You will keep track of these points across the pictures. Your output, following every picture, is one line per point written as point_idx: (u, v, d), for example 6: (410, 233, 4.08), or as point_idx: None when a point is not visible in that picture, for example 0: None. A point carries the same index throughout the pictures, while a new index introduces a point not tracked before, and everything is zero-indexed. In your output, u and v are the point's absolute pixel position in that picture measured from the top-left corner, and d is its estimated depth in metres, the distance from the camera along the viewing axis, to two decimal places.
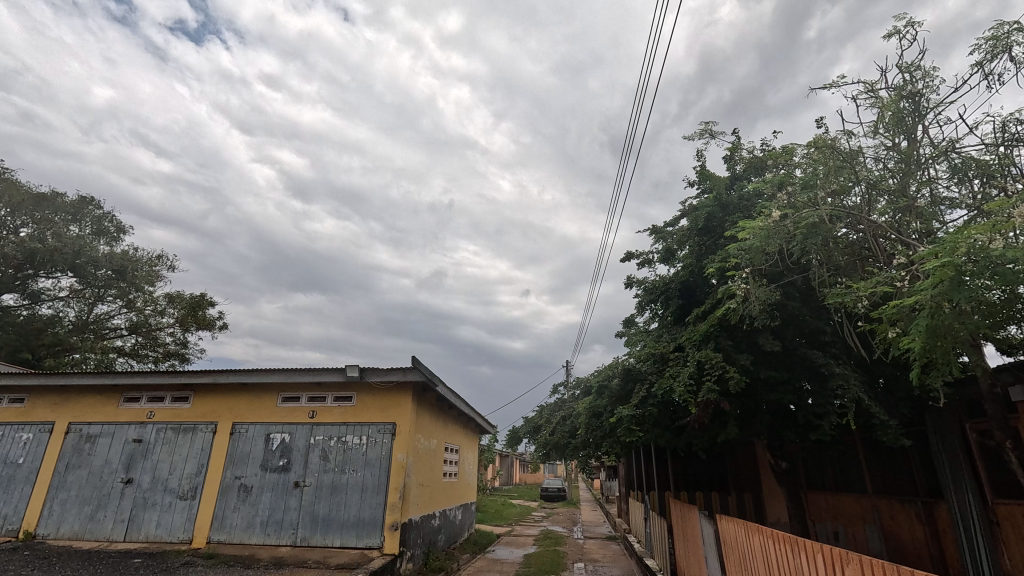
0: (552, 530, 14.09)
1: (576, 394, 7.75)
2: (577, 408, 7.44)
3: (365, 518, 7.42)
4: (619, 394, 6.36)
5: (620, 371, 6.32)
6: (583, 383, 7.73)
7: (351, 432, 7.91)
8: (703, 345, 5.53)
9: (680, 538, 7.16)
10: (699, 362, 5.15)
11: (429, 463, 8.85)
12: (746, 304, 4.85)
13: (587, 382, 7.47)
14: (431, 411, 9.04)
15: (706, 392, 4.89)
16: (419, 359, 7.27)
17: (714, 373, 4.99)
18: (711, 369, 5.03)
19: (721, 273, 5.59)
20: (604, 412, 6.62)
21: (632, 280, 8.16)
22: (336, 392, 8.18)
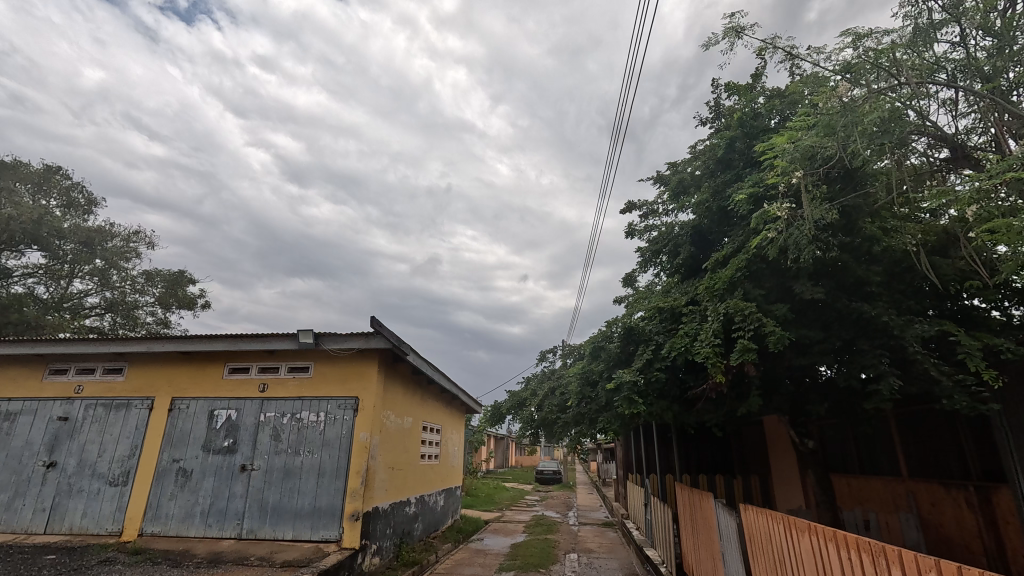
0: (545, 517, 13.11)
1: (569, 363, 6.65)
2: (568, 377, 6.34)
3: (321, 507, 6.37)
4: (619, 360, 5.25)
5: (620, 330, 5.20)
6: (576, 350, 6.60)
7: (307, 407, 6.83)
8: (725, 295, 4.41)
9: (689, 528, 6.12)
10: (726, 314, 4.04)
11: (401, 443, 7.79)
12: (794, 230, 3.79)
13: (580, 348, 6.37)
14: (404, 384, 7.97)
15: (740, 353, 3.76)
16: (381, 322, 6.13)
17: (744, 326, 3.87)
18: (742, 322, 3.90)
19: (749, 203, 4.46)
20: (600, 381, 5.52)
21: (632, 232, 7.04)
22: (291, 362, 7.09)
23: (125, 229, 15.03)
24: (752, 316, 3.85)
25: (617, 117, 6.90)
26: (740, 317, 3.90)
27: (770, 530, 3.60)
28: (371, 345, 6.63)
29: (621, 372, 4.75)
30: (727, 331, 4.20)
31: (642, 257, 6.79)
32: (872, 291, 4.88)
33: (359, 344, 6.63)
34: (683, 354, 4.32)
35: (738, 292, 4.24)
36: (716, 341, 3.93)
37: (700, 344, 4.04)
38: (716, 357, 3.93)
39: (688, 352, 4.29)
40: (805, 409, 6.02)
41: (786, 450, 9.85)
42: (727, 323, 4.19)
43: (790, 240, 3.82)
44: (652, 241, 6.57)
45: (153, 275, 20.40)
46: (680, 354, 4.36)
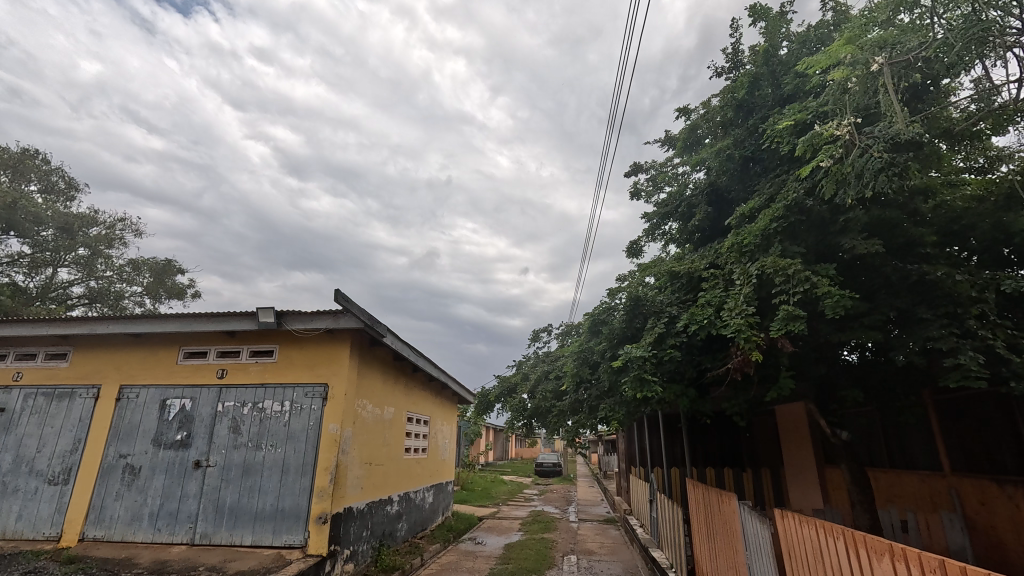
0: (542, 513, 12.37)
1: (563, 345, 5.86)
2: (565, 362, 5.53)
3: (285, 508, 5.60)
4: (624, 336, 4.45)
5: (626, 300, 4.39)
6: (572, 330, 5.76)
7: (270, 395, 6.04)
8: (758, 254, 3.61)
9: (704, 532, 5.33)
10: (762, 275, 3.26)
11: (380, 436, 7.03)
12: (856, 159, 3.35)
13: (578, 325, 5.57)
14: (383, 371, 7.17)
15: (784, 322, 2.97)
16: (347, 299, 5.30)
17: (787, 287, 3.09)
18: (784, 282, 3.12)
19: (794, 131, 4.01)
20: (602, 362, 4.71)
21: (637, 193, 6.31)
22: (253, 345, 6.28)
23: (103, 214, 14.18)
24: (799, 274, 3.05)
25: (619, 64, 6.01)
26: (780, 275, 3.12)
27: (838, 551, 2.62)
28: (341, 325, 5.82)
29: (629, 350, 3.95)
30: (763, 295, 3.42)
31: (648, 224, 5.96)
32: (929, 252, 4.07)
33: (326, 325, 5.80)
34: (706, 325, 3.53)
35: (775, 248, 3.45)
36: (752, 308, 3.14)
37: (731, 311, 3.26)
38: (753, 327, 3.15)
39: (712, 323, 3.51)
40: (839, 394, 5.21)
41: (803, 442, 9.08)
42: (764, 286, 3.39)
43: (859, 163, 3.31)
44: (662, 204, 5.74)
45: (139, 263, 19.51)
46: (701, 327, 3.56)
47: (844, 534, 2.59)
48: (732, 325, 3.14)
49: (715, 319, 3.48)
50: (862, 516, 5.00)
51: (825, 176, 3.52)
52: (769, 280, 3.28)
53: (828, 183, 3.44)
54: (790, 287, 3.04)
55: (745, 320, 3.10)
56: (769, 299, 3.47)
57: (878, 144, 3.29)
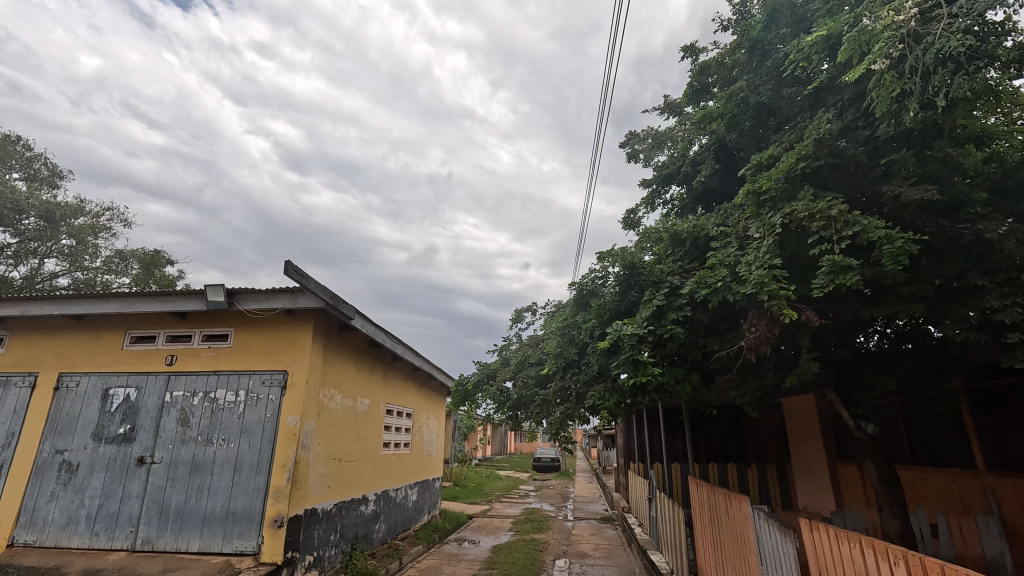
0: (536, 511, 11.73)
1: (550, 326, 5.20)
2: (551, 345, 4.87)
3: (236, 510, 4.98)
4: (617, 311, 3.79)
5: (619, 269, 3.74)
6: (559, 309, 5.09)
7: (223, 384, 5.40)
8: (779, 204, 2.97)
9: (709, 538, 4.69)
10: (793, 223, 2.66)
11: (351, 429, 6.40)
12: (929, 51, 2.68)
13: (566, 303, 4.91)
14: (355, 359, 6.54)
15: (831, 275, 2.38)
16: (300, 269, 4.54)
17: (827, 232, 2.51)
18: (822, 227, 2.53)
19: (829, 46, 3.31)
20: (591, 343, 4.05)
21: (636, 153, 5.64)
22: (207, 328, 5.64)
23: (83, 201, 13.50)
24: (844, 215, 2.46)
25: (613, 11, 5.33)
26: (819, 221, 2.52)
27: None
28: (300, 306, 5.17)
29: (622, 325, 3.30)
30: (793, 248, 2.78)
31: (647, 190, 5.28)
32: (981, 210, 3.41)
33: (283, 305, 5.14)
34: (718, 290, 2.89)
35: (803, 192, 2.82)
36: (780, 260, 2.53)
37: (754, 267, 2.63)
38: (782, 284, 2.55)
39: (725, 287, 2.87)
40: (864, 383, 4.55)
41: (814, 435, 8.45)
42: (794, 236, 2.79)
43: (927, 57, 2.64)
44: (665, 167, 5.07)
45: (127, 254, 18.83)
46: (712, 293, 2.93)
47: (908, 560, 1.90)
48: (754, 280, 2.53)
49: (730, 282, 2.84)
50: (890, 522, 4.35)
51: (878, 85, 2.85)
52: (802, 229, 2.68)
53: (889, 86, 2.72)
54: (831, 232, 2.45)
55: (776, 275, 2.49)
56: (795, 257, 2.85)
57: (958, 23, 2.62)
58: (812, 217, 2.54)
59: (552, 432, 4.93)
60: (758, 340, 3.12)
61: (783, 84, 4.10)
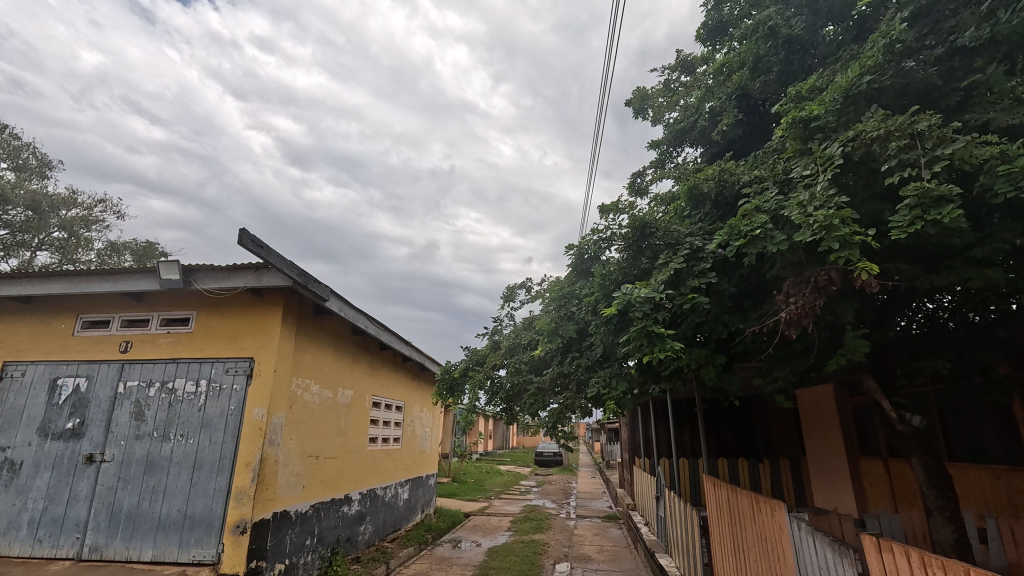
0: (537, 509, 11.18)
1: (546, 305, 4.59)
2: (545, 329, 4.27)
3: (194, 515, 4.42)
4: (623, 279, 3.21)
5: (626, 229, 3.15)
6: (555, 285, 4.49)
7: (182, 373, 4.84)
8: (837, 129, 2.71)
9: (729, 546, 4.12)
10: (863, 145, 2.46)
11: (331, 423, 5.84)
12: None
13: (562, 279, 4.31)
14: (334, 347, 5.96)
15: (918, 210, 2.25)
16: (255, 238, 3.82)
17: (912, 153, 2.33)
18: (904, 147, 2.35)
19: None
20: (593, 321, 3.48)
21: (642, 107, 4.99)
22: (166, 311, 5.06)
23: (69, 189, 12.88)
24: (935, 132, 2.31)
25: None
26: (901, 139, 2.35)
27: None
28: (266, 285, 4.59)
29: (632, 289, 2.75)
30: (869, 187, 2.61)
31: (656, 152, 4.61)
32: None
33: (246, 284, 4.56)
34: (760, 244, 2.46)
35: (868, 112, 2.56)
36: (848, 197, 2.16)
37: (812, 207, 2.26)
38: (852, 226, 2.14)
39: (766, 240, 2.44)
40: (909, 369, 3.91)
41: (835, 429, 7.83)
42: (854, 170, 2.63)
43: None
44: (678, 122, 4.51)
45: (118, 245, 18.22)
46: (751, 245, 2.50)
47: None
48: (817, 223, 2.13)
49: (771, 230, 2.44)
50: (942, 529, 3.74)
51: None
52: (874, 155, 2.48)
53: None
54: (923, 151, 2.27)
55: (844, 212, 2.14)
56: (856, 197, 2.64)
57: None
58: (889, 137, 2.38)
59: (552, 431, 4.35)
60: (805, 312, 2.58)
61: (819, 19, 3.47)
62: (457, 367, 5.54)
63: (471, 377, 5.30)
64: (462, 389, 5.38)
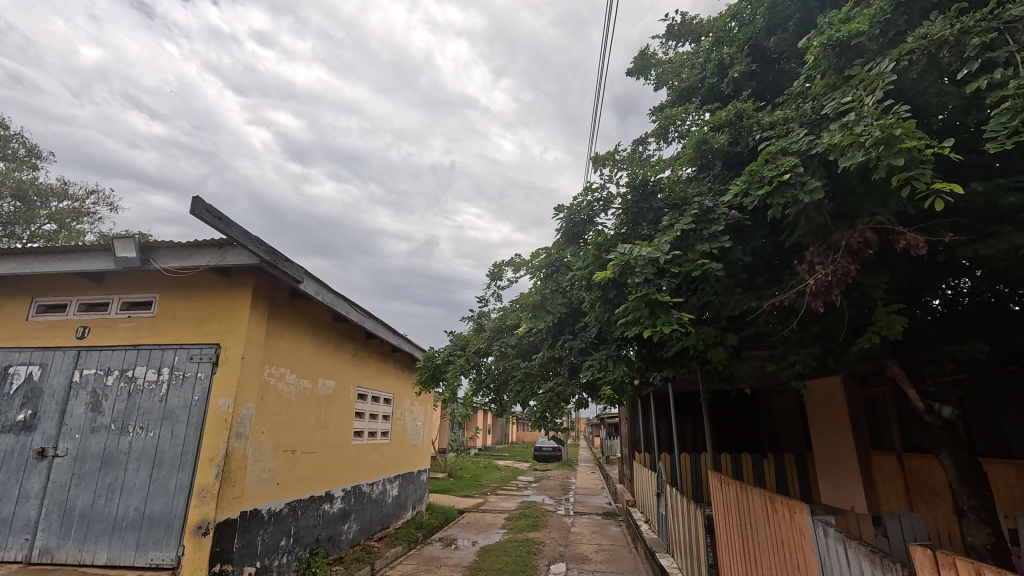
0: (534, 505, 10.82)
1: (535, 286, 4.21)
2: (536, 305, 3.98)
3: (153, 514, 4.05)
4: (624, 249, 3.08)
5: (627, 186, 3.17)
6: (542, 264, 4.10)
7: (143, 360, 4.45)
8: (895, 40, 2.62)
9: (737, 549, 3.74)
10: (928, 53, 2.39)
11: (309, 416, 5.47)
12: None
13: (554, 256, 3.99)
14: (313, 334, 5.58)
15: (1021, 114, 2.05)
16: (209, 207, 3.42)
17: (1001, 50, 2.22)
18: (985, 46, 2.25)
19: None
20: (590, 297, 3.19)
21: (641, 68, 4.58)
22: (127, 294, 4.67)
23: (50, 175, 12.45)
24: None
25: None
26: (985, 34, 2.24)
27: None
28: (231, 264, 4.19)
29: (634, 252, 2.68)
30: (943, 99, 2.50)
31: (658, 119, 4.15)
32: None
33: (210, 262, 4.17)
34: (784, 194, 2.37)
35: (931, 15, 2.47)
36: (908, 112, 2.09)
37: (864, 123, 2.18)
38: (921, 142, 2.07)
39: (794, 186, 2.37)
40: (941, 355, 3.51)
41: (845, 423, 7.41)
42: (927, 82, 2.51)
43: None
44: (684, 81, 4.10)
45: None
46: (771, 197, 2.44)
47: None
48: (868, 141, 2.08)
49: (799, 176, 2.36)
50: (975, 533, 3.35)
51: None
52: (944, 64, 2.41)
53: None
54: (1015, 46, 2.18)
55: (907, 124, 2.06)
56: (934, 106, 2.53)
57: None
58: (960, 41, 2.30)
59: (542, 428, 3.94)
60: (839, 279, 2.19)
61: None
62: (440, 355, 5.11)
63: (454, 365, 4.87)
64: (446, 378, 4.95)
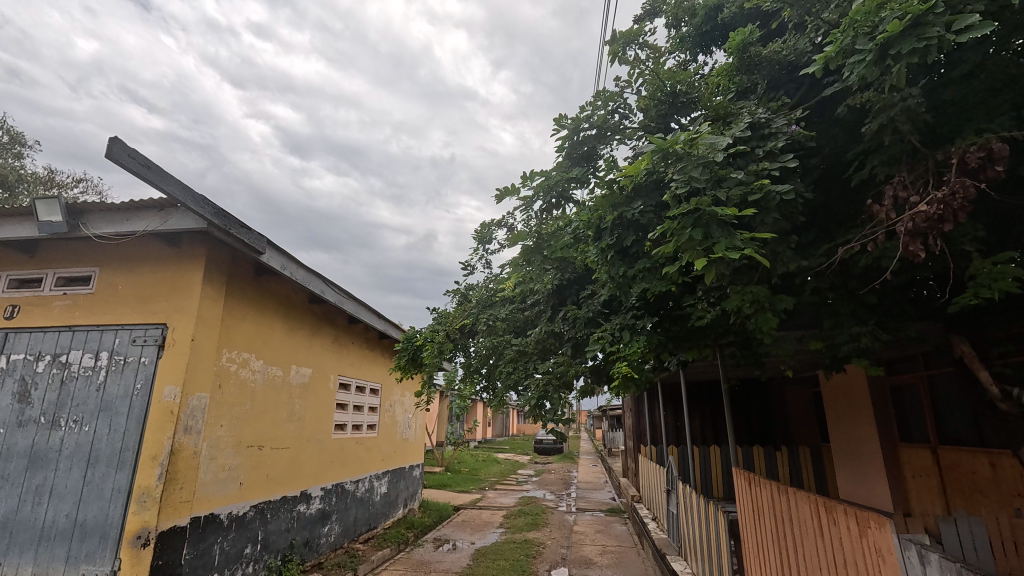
0: (534, 501, 10.29)
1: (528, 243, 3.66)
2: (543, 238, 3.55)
3: (86, 522, 3.46)
4: (650, 190, 2.63)
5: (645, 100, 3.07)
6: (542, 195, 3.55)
7: (78, 344, 3.84)
8: None
9: (771, 561, 3.14)
10: None
11: (280, 407, 4.87)
12: None
13: (555, 177, 3.43)
14: (283, 316, 4.97)
15: None
16: (128, 150, 2.81)
17: None
18: None
19: None
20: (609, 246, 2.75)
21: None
22: (62, 269, 4.05)
23: (26, 160, 11.83)
24: None
25: None
26: None
27: None
28: (173, 229, 3.57)
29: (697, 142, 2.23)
30: None
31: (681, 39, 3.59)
32: None
33: (149, 227, 3.55)
34: (924, 32, 1.81)
35: None
36: None
37: None
38: None
39: (936, 25, 1.82)
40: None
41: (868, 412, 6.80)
42: None
43: None
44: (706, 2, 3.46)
45: None
46: (897, 43, 1.89)
47: None
48: None
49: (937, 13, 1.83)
50: None
51: None
52: None
53: None
54: None
55: None
56: None
57: None
58: None
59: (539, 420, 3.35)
60: (959, 204, 1.61)
61: None
62: (420, 335, 4.49)
63: (436, 346, 4.25)
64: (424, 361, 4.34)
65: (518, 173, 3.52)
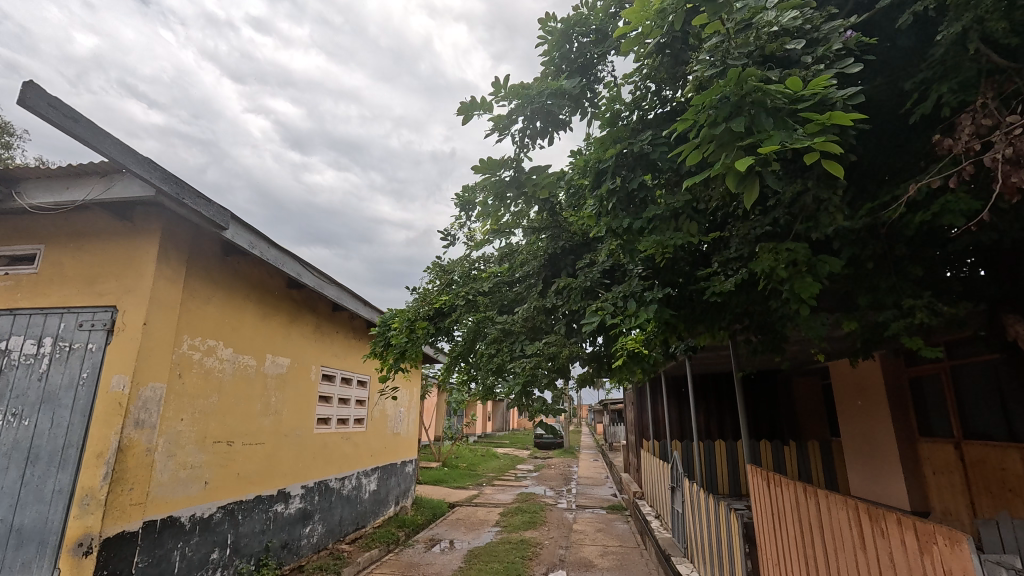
0: (532, 498, 9.92)
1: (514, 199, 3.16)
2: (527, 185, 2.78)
3: (23, 528, 3.08)
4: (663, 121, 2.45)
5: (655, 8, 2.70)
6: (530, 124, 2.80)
7: (20, 329, 3.45)
8: None
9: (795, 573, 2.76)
10: None
11: (253, 399, 4.48)
12: None
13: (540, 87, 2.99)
14: (256, 300, 4.57)
15: None
16: (45, 94, 2.43)
17: None
18: None
19: None
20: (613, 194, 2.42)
21: None
22: (5, 246, 3.65)
23: (8, 146, 11.45)
24: None
25: None
26: None
27: None
28: (118, 198, 3.17)
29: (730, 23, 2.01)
30: None
31: None
32: None
33: (90, 195, 3.16)
34: None
35: None
36: None
37: None
38: None
39: None
40: None
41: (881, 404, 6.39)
42: None
43: None
44: None
45: None
46: None
47: None
48: None
49: None
50: None
51: None
52: None
53: None
54: None
55: None
56: None
57: None
58: None
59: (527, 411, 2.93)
60: None
61: None
62: (396, 316, 4.09)
63: (418, 330, 3.87)
64: (397, 343, 3.95)
65: (500, 77, 2.81)
